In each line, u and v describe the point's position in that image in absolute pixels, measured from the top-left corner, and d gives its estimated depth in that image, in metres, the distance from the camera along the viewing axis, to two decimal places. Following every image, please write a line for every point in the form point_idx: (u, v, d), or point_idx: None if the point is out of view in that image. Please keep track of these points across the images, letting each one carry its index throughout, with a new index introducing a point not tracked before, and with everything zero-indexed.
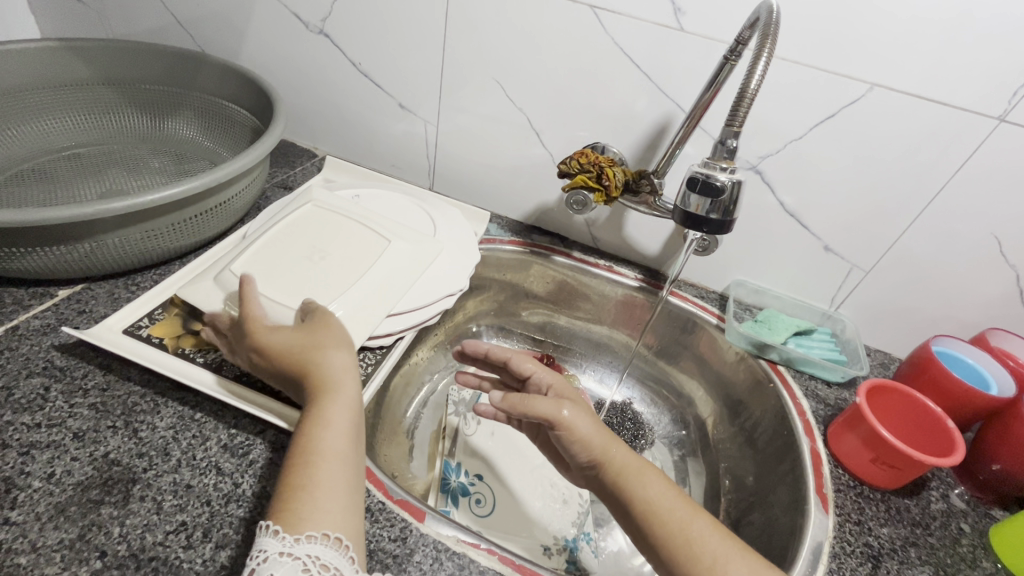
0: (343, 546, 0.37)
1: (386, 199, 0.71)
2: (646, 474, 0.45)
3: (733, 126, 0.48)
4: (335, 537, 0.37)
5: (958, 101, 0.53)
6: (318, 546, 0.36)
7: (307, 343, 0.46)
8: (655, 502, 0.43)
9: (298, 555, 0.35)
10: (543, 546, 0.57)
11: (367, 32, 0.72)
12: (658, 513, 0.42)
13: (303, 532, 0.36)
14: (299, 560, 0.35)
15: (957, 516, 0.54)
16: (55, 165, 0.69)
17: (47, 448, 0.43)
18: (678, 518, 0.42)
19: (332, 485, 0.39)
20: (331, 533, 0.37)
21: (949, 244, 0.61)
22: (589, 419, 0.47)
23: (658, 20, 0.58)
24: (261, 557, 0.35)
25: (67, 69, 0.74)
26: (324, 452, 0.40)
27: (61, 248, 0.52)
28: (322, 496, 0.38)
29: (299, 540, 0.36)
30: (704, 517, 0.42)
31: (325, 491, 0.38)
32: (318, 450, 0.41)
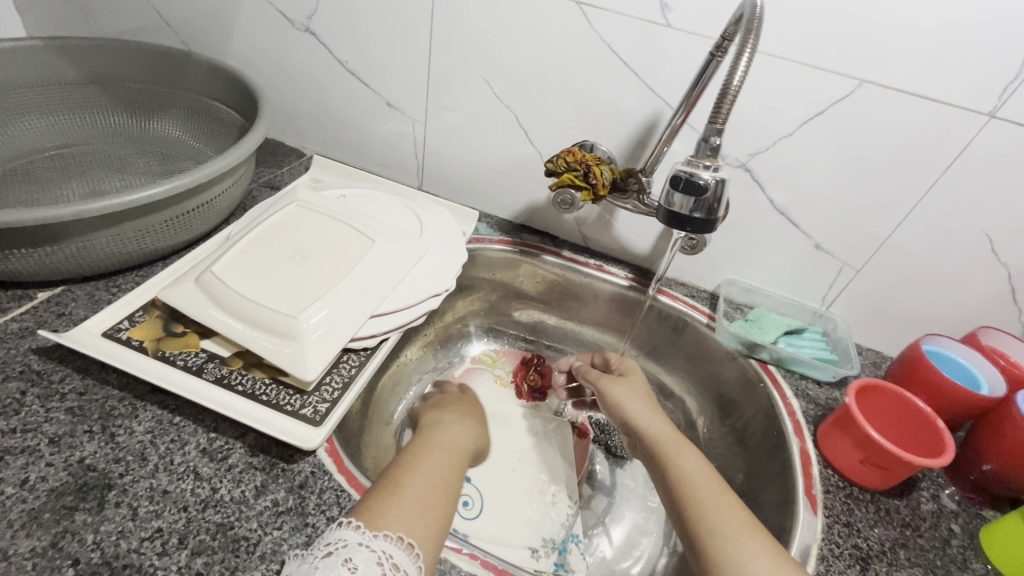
0: (411, 547, 0.38)
1: (373, 199, 0.71)
2: (682, 448, 0.48)
3: (716, 123, 0.47)
4: (406, 540, 0.38)
5: (949, 97, 0.52)
6: (391, 545, 0.37)
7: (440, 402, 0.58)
8: (686, 472, 0.46)
9: (375, 548, 0.36)
10: (531, 548, 0.57)
11: (354, 30, 0.72)
12: (688, 482, 0.46)
13: (381, 530, 0.38)
14: (376, 552, 0.36)
15: (947, 516, 0.54)
16: (38, 165, 0.69)
17: (21, 454, 0.42)
18: (706, 491, 0.45)
19: (415, 499, 0.41)
20: (404, 537, 0.38)
21: (940, 242, 0.60)
22: (643, 399, 0.55)
23: (646, 16, 0.57)
24: (341, 543, 0.36)
25: (50, 68, 0.73)
26: (420, 477, 0.43)
27: (39, 250, 0.52)
28: (404, 504, 0.40)
29: (377, 536, 0.37)
30: (731, 490, 0.45)
31: (408, 501, 0.40)
32: (415, 471, 0.44)
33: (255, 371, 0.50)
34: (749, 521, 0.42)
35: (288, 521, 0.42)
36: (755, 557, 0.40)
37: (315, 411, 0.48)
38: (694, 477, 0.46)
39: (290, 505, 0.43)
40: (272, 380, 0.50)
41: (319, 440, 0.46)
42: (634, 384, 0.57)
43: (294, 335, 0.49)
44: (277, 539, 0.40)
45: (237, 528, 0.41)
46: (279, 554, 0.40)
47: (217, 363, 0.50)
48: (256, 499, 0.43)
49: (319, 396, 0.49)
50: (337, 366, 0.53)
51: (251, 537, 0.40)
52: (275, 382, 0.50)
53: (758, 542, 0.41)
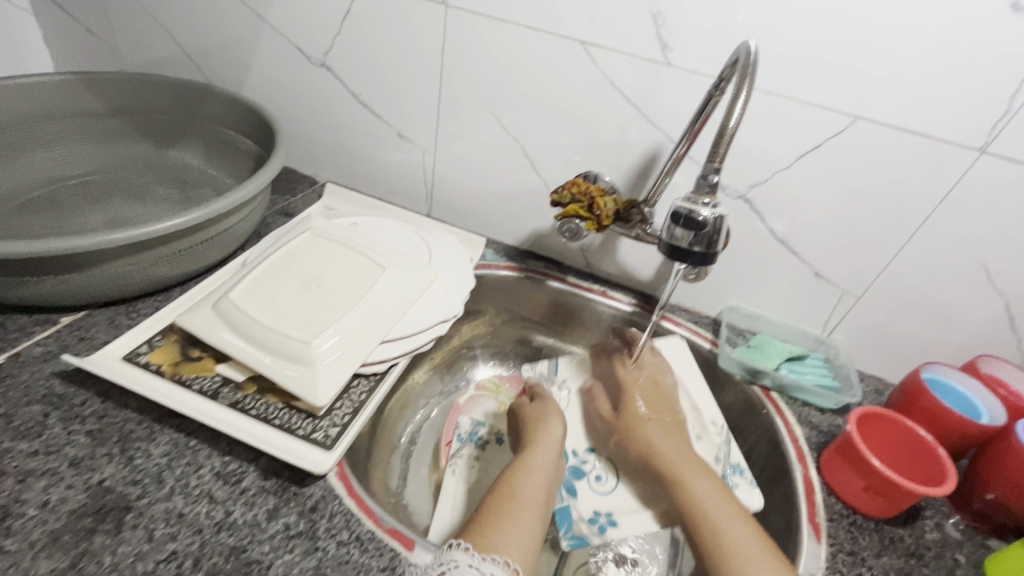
0: (517, 571, 0.42)
1: (383, 227, 0.73)
2: (701, 479, 0.53)
3: (714, 162, 0.48)
4: (513, 566, 0.42)
5: (939, 133, 0.54)
6: (500, 569, 0.41)
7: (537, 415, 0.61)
8: (703, 504, 0.50)
9: (483, 570, 0.40)
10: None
11: (368, 65, 0.75)
12: (705, 512, 0.49)
13: (487, 554, 0.42)
14: (484, 574, 0.40)
15: (952, 546, 0.54)
16: (63, 193, 0.72)
17: (43, 476, 0.43)
18: (723, 523, 0.48)
19: (518, 527, 0.45)
20: (510, 561, 0.42)
21: (936, 272, 0.62)
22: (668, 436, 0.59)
23: (647, 55, 0.60)
24: (453, 563, 0.40)
25: (78, 100, 0.76)
26: (520, 503, 0.48)
27: (65, 276, 0.54)
28: (509, 530, 0.45)
29: (485, 559, 0.41)
30: (751, 521, 0.49)
31: (509, 528, 0.45)
32: (514, 497, 0.49)
33: (268, 396, 0.51)
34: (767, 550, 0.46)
35: (299, 545, 0.43)
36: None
37: (326, 435, 0.49)
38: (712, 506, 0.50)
39: (301, 529, 0.44)
40: (285, 404, 0.51)
41: (329, 464, 0.47)
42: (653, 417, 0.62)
43: (307, 361, 0.50)
44: (289, 562, 0.41)
45: (250, 551, 0.42)
46: None
47: (232, 387, 0.52)
48: (268, 522, 0.44)
49: (330, 420, 0.51)
50: (347, 390, 0.54)
51: (263, 560, 0.41)
52: (288, 406, 0.51)
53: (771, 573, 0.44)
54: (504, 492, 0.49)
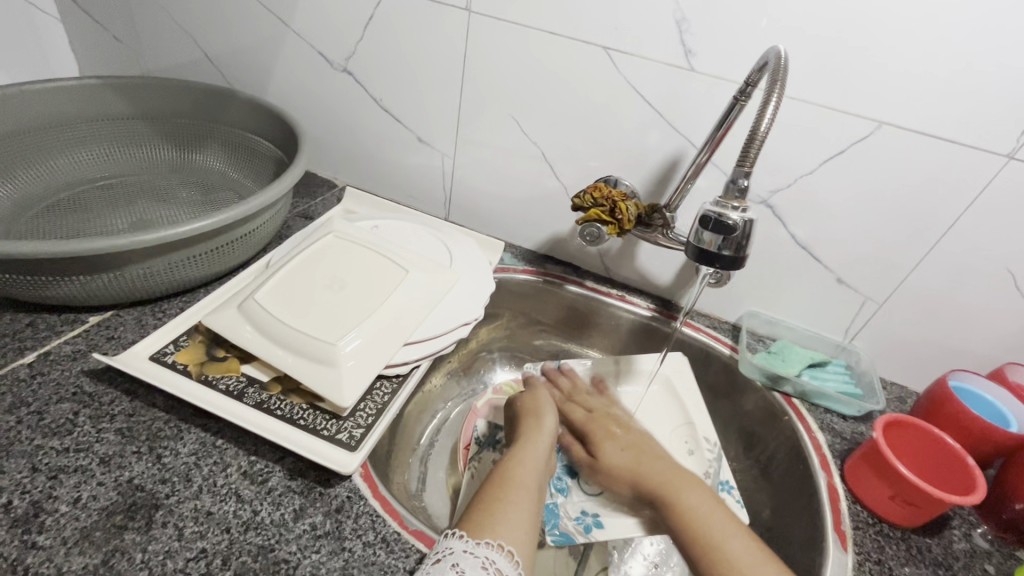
0: (511, 554, 0.43)
1: (404, 230, 0.73)
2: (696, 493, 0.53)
3: (744, 166, 0.49)
4: (507, 549, 0.43)
5: (968, 139, 0.54)
6: (494, 552, 0.42)
7: (528, 414, 0.61)
8: (695, 511, 0.51)
9: (479, 554, 0.42)
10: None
11: (390, 71, 0.76)
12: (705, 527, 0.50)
13: (480, 539, 0.43)
14: (480, 558, 0.41)
15: (981, 557, 0.53)
16: (90, 195, 0.73)
17: (74, 473, 0.44)
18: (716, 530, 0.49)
19: (512, 513, 0.47)
20: (505, 544, 0.43)
21: (962, 279, 0.61)
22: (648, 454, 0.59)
23: (671, 60, 0.60)
24: (448, 551, 0.41)
25: (105, 104, 0.78)
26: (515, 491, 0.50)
27: (94, 276, 0.54)
28: (500, 516, 0.46)
29: (479, 545, 0.42)
30: (752, 539, 0.49)
31: (502, 514, 0.46)
32: (508, 486, 0.50)
33: (293, 396, 0.52)
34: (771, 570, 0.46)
35: (326, 545, 0.43)
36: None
37: (350, 437, 0.49)
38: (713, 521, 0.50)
39: (328, 529, 0.44)
40: (309, 405, 0.51)
41: (354, 465, 0.47)
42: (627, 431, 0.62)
43: (332, 362, 0.51)
44: (316, 562, 0.41)
45: (277, 550, 0.42)
46: None
47: (257, 388, 0.52)
48: (295, 522, 0.44)
49: (354, 422, 0.51)
50: (371, 392, 0.54)
51: (291, 560, 0.41)
52: (312, 407, 0.51)
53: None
54: (496, 481, 0.51)
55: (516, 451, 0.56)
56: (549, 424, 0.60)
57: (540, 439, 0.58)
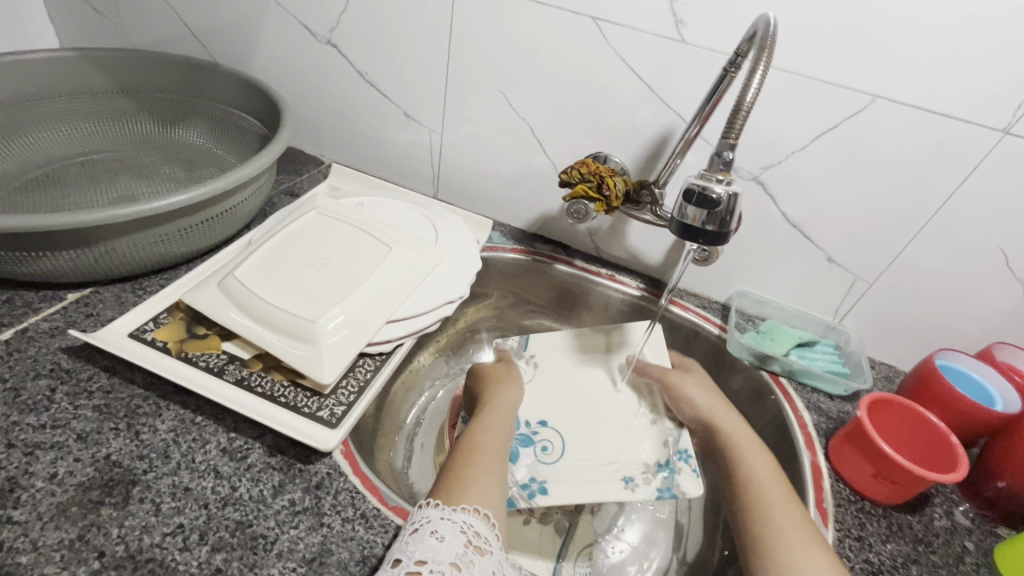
0: (487, 517, 0.43)
1: (390, 207, 0.72)
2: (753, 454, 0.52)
3: (729, 138, 0.47)
4: (482, 512, 0.43)
5: (961, 113, 0.53)
6: (471, 516, 0.42)
7: (495, 386, 0.61)
8: (757, 479, 0.50)
9: (456, 520, 0.41)
10: (625, 479, 0.55)
11: (374, 43, 0.74)
12: (756, 484, 0.49)
13: (457, 506, 0.43)
14: (457, 523, 0.41)
15: (960, 533, 0.53)
16: (69, 171, 0.71)
17: (50, 449, 0.43)
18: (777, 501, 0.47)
19: (479, 472, 0.47)
20: (481, 508, 0.43)
21: (954, 257, 0.60)
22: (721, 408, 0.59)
23: (661, 32, 0.59)
24: (426, 519, 0.41)
25: (83, 77, 0.75)
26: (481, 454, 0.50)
27: (72, 252, 0.54)
28: (471, 476, 0.46)
29: (455, 511, 0.42)
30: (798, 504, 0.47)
31: (475, 478, 0.46)
32: (473, 449, 0.51)
33: (274, 373, 0.51)
34: (813, 540, 0.44)
35: (305, 520, 0.43)
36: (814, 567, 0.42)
37: (331, 414, 0.49)
38: (762, 479, 0.50)
39: (307, 505, 0.44)
40: (290, 382, 0.51)
41: (335, 442, 0.47)
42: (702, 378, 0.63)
43: (313, 339, 0.50)
44: (294, 537, 0.41)
45: (255, 526, 0.42)
46: (296, 552, 0.41)
47: (238, 365, 0.51)
48: (273, 498, 0.44)
49: (335, 399, 0.50)
50: (353, 370, 0.54)
51: (269, 535, 0.41)
52: (293, 384, 0.51)
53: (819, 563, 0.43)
54: (468, 444, 0.51)
55: (479, 420, 0.55)
56: (516, 395, 0.61)
57: (503, 408, 0.58)
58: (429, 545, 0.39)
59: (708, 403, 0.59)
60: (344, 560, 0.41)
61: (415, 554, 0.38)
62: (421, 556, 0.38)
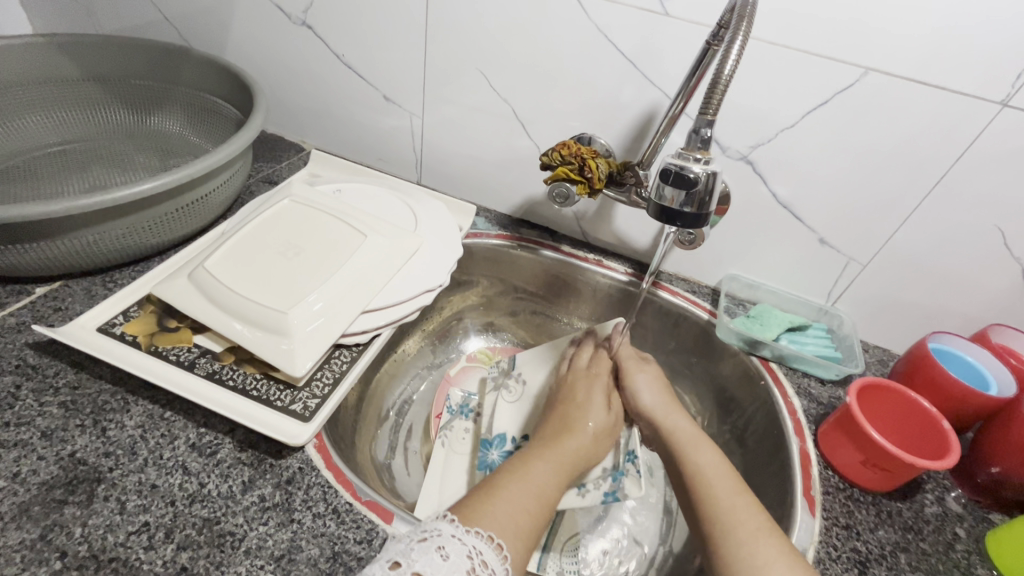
0: (500, 548, 0.40)
1: (370, 195, 0.70)
2: (700, 446, 0.52)
3: (707, 114, 0.45)
4: (496, 541, 0.40)
5: (959, 86, 0.50)
6: (483, 543, 0.39)
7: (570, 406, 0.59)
8: (702, 469, 0.50)
9: (466, 542, 0.39)
10: (577, 486, 0.57)
11: (350, 25, 0.71)
12: (704, 478, 0.49)
13: (472, 527, 0.40)
14: (467, 546, 0.38)
15: (952, 520, 0.52)
16: (40, 162, 0.69)
17: (14, 447, 0.42)
18: (721, 491, 0.47)
19: (511, 504, 0.44)
20: (494, 537, 0.40)
21: (950, 236, 0.58)
22: (659, 399, 0.59)
23: (643, 5, 0.56)
24: (436, 531, 0.39)
25: (52, 65, 0.73)
26: (523, 483, 0.47)
27: (37, 246, 0.52)
28: (498, 506, 0.43)
29: (469, 531, 0.40)
30: (750, 493, 0.47)
31: (500, 507, 0.43)
32: (522, 478, 0.47)
33: (246, 366, 0.50)
34: (763, 527, 0.44)
35: (274, 516, 0.42)
36: (762, 550, 0.42)
37: (305, 407, 0.48)
38: (711, 472, 0.49)
39: (277, 501, 0.43)
40: (263, 375, 0.50)
41: (307, 437, 0.46)
42: (655, 372, 0.63)
43: (284, 331, 0.49)
44: (263, 534, 0.41)
45: (223, 523, 0.41)
46: (265, 549, 0.40)
47: (209, 358, 0.50)
48: (243, 494, 0.43)
49: (309, 392, 0.49)
50: (328, 362, 0.52)
51: (237, 532, 0.40)
52: (266, 377, 0.49)
53: (771, 547, 0.42)
54: (513, 470, 0.48)
55: (539, 450, 0.52)
56: (592, 443, 0.55)
57: (565, 435, 0.54)
58: (433, 561, 0.36)
59: (652, 399, 0.59)
60: (314, 556, 0.40)
61: (415, 564, 0.36)
62: (421, 567, 0.36)
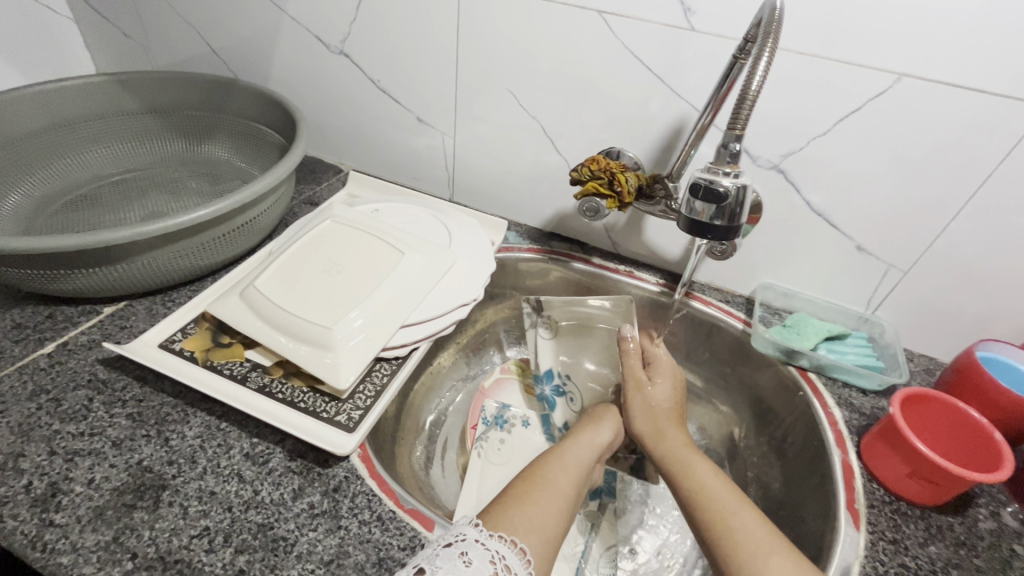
0: (523, 552, 0.42)
1: (405, 213, 0.73)
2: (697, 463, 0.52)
3: (735, 129, 0.46)
4: (518, 546, 0.42)
5: (1000, 88, 0.49)
6: (504, 547, 0.41)
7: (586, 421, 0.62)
8: (702, 485, 0.50)
9: (490, 547, 0.40)
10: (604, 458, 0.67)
11: (385, 53, 0.75)
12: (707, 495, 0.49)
13: (495, 532, 0.42)
14: (489, 551, 0.40)
15: (1008, 536, 0.50)
16: (105, 191, 0.75)
17: (88, 456, 0.46)
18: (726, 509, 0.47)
19: (528, 509, 0.46)
20: (517, 541, 0.42)
21: (997, 242, 0.56)
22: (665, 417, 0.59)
23: (668, 21, 0.57)
24: (461, 537, 0.40)
25: (114, 101, 0.79)
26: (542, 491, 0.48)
27: (104, 269, 0.56)
28: (520, 512, 0.45)
29: (491, 537, 0.41)
30: (754, 508, 0.47)
31: (522, 514, 0.45)
32: (540, 486, 0.49)
33: (294, 379, 0.53)
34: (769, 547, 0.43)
35: (323, 523, 0.44)
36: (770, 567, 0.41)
37: (349, 418, 0.50)
38: (711, 489, 0.49)
39: (325, 508, 0.45)
40: (310, 387, 0.52)
41: (351, 447, 0.48)
42: (664, 382, 0.62)
43: (330, 346, 0.51)
44: (313, 539, 0.43)
45: (276, 528, 0.43)
46: (314, 554, 0.42)
47: (260, 372, 0.53)
48: (294, 501, 0.45)
49: (353, 404, 0.51)
50: (370, 375, 0.55)
51: (289, 537, 0.43)
52: (312, 390, 0.52)
53: (776, 564, 0.42)
54: (526, 478, 0.50)
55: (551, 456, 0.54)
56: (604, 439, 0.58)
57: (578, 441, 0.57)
58: (456, 567, 0.38)
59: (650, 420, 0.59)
60: (361, 561, 0.42)
61: (438, 570, 0.37)
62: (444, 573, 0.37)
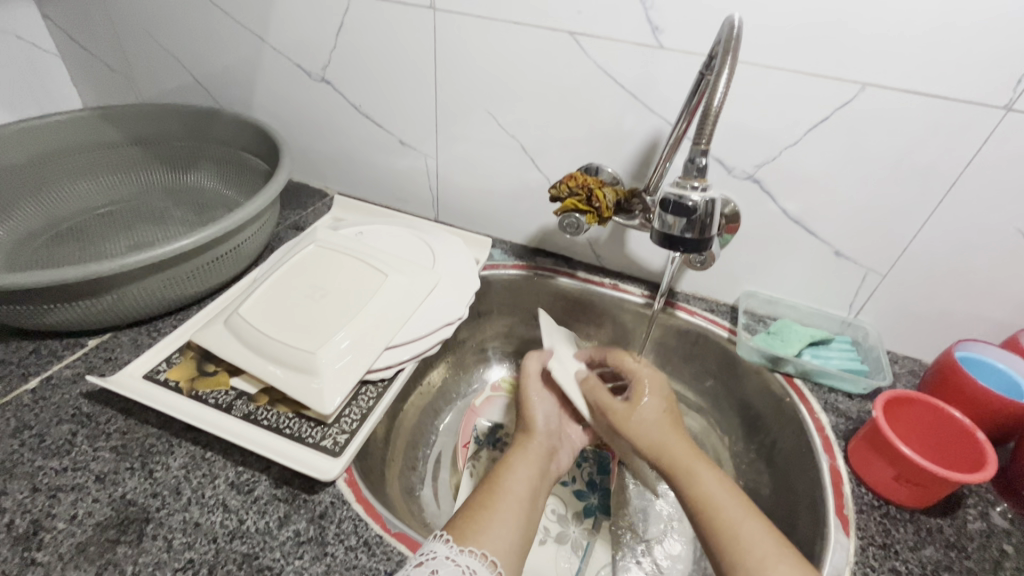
0: (494, 565, 0.43)
1: (389, 234, 0.74)
2: (698, 469, 0.51)
3: (701, 144, 0.47)
4: (490, 559, 0.43)
5: (961, 95, 0.50)
6: (475, 561, 0.42)
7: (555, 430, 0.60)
8: (705, 494, 0.49)
9: (460, 562, 0.41)
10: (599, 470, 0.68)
11: (365, 79, 0.76)
12: (709, 503, 0.48)
13: (466, 546, 0.43)
14: (460, 567, 0.41)
15: (998, 536, 0.50)
16: (89, 223, 0.76)
17: (71, 491, 0.46)
18: (728, 515, 0.47)
19: (503, 516, 0.47)
20: (488, 554, 0.43)
21: (970, 243, 0.57)
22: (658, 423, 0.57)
23: (637, 40, 0.58)
24: (431, 554, 0.41)
25: (98, 133, 0.80)
26: (506, 501, 0.48)
27: (87, 302, 0.57)
28: (492, 522, 0.46)
29: (463, 551, 0.42)
30: (764, 520, 0.46)
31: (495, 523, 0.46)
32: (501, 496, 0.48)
33: (279, 406, 0.53)
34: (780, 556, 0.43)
35: (309, 551, 0.44)
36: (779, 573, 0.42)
37: (335, 443, 0.50)
38: (714, 497, 0.48)
39: (311, 535, 0.45)
40: (295, 414, 0.52)
41: (337, 471, 0.48)
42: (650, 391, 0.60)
43: (314, 370, 0.51)
44: (298, 568, 0.42)
45: (262, 558, 0.43)
46: None
47: (245, 400, 0.53)
48: (279, 529, 0.45)
49: (339, 427, 0.51)
50: (355, 398, 0.55)
51: (274, 566, 0.42)
52: (298, 415, 0.52)
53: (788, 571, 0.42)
54: (488, 488, 0.50)
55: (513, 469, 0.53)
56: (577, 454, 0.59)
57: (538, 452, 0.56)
58: None
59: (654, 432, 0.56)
60: None
61: None
62: None
